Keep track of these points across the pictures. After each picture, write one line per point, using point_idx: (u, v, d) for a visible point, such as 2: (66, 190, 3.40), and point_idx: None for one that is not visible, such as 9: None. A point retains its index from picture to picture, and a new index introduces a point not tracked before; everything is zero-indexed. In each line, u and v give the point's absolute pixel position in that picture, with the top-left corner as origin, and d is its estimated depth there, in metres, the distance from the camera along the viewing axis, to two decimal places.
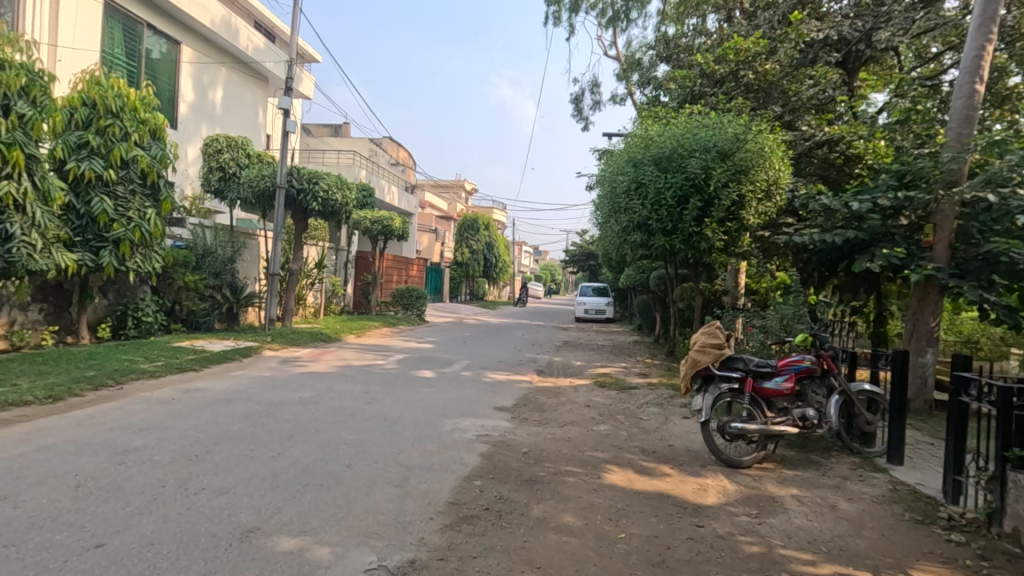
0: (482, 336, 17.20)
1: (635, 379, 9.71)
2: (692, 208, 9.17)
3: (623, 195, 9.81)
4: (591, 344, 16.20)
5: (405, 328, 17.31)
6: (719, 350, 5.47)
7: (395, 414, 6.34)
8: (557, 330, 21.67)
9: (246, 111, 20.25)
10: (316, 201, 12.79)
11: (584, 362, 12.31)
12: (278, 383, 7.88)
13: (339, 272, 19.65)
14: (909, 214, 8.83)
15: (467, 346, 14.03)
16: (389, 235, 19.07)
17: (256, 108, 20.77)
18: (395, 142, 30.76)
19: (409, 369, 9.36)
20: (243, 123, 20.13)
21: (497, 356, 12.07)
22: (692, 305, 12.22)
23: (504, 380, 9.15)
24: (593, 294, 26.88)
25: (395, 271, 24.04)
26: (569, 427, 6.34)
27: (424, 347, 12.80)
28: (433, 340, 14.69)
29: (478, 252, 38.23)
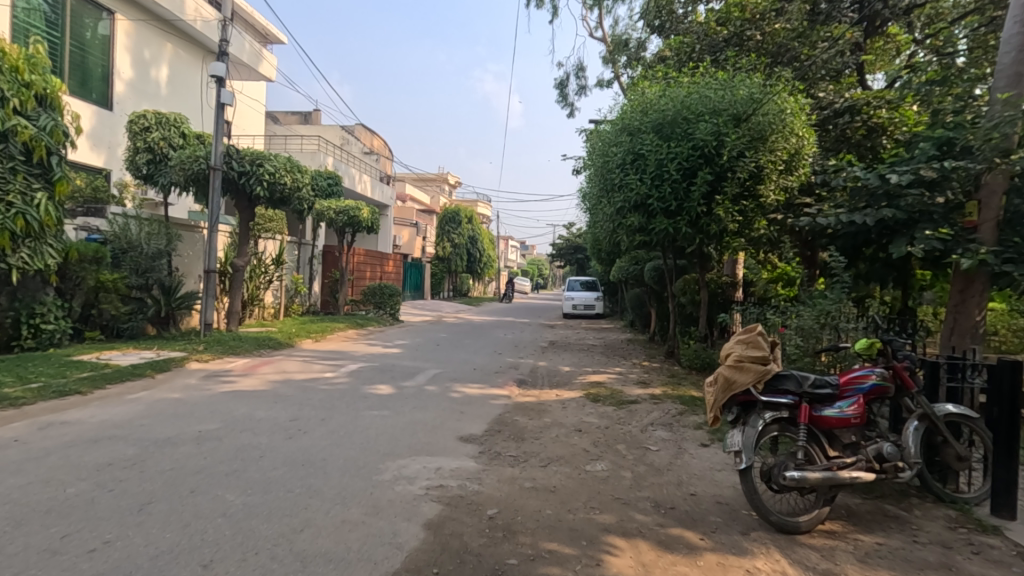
0: (460, 337, 15.56)
1: (633, 389, 8.16)
2: (701, 183, 7.57)
3: (618, 169, 8.19)
4: (581, 345, 14.62)
5: (374, 330, 15.63)
6: (762, 366, 3.86)
7: (321, 455, 4.71)
8: (543, 328, 20.12)
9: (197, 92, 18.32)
10: (260, 185, 11.05)
11: (573, 367, 10.72)
12: (184, 408, 6.18)
13: (302, 268, 17.90)
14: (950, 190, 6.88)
15: (441, 350, 12.39)
16: (356, 227, 17.25)
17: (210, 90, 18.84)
18: (368, 130, 28.83)
19: (362, 384, 7.70)
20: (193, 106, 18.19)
21: (473, 363, 10.44)
22: (695, 300, 10.67)
23: (477, 395, 7.52)
24: (582, 288, 25.37)
25: (369, 267, 22.31)
26: (555, 469, 4.74)
27: (390, 353, 11.15)
28: (403, 344, 13.02)
29: (460, 246, 36.51)
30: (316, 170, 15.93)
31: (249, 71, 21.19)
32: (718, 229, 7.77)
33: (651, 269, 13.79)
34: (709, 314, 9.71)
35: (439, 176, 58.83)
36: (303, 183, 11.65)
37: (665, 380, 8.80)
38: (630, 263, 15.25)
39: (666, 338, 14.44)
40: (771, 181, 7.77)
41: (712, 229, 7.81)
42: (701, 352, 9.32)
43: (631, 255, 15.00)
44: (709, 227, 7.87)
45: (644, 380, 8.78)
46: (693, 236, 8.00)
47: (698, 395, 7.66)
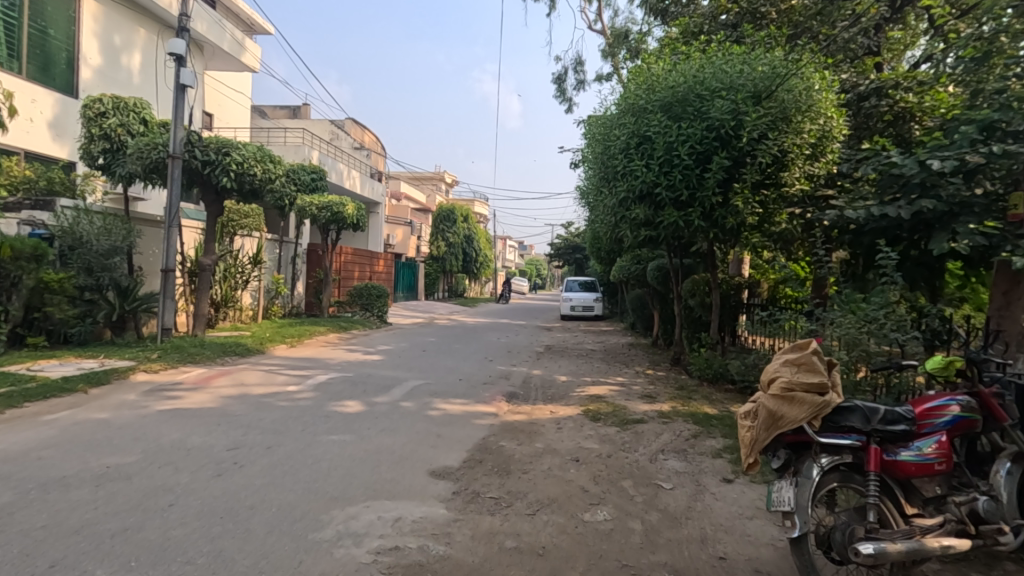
0: (449, 340, 14.59)
1: (638, 404, 7.20)
2: (716, 170, 6.62)
3: (621, 154, 7.23)
4: (579, 350, 13.63)
5: (359, 334, 14.65)
6: (820, 397, 2.90)
7: (251, 502, 3.73)
8: (539, 331, 19.16)
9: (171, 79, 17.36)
10: (227, 176, 10.06)
11: (569, 376, 9.75)
12: (107, 432, 5.19)
13: (284, 268, 16.99)
14: (990, 181, 5.83)
15: (427, 356, 11.42)
16: (341, 224, 16.22)
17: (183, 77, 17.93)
18: (359, 125, 27.83)
19: (328, 399, 6.72)
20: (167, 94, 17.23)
21: (460, 371, 9.48)
22: (704, 301, 9.73)
23: (461, 413, 6.55)
24: (580, 289, 24.41)
25: (357, 267, 21.34)
26: (545, 518, 3.78)
27: (370, 361, 10.18)
28: (386, 349, 12.05)
29: (456, 246, 35.54)
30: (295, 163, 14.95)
31: (231, 61, 20.19)
32: (734, 222, 6.81)
33: (655, 269, 12.86)
34: (718, 319, 8.79)
35: (435, 174, 57.89)
36: (275, 174, 10.67)
37: (674, 393, 7.83)
38: (631, 262, 14.30)
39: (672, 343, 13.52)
40: (795, 168, 6.80)
41: (728, 223, 6.85)
42: (712, 360, 8.36)
43: (632, 253, 14.05)
44: (724, 220, 6.91)
45: (650, 393, 7.81)
46: (706, 231, 7.05)
47: (713, 413, 6.70)
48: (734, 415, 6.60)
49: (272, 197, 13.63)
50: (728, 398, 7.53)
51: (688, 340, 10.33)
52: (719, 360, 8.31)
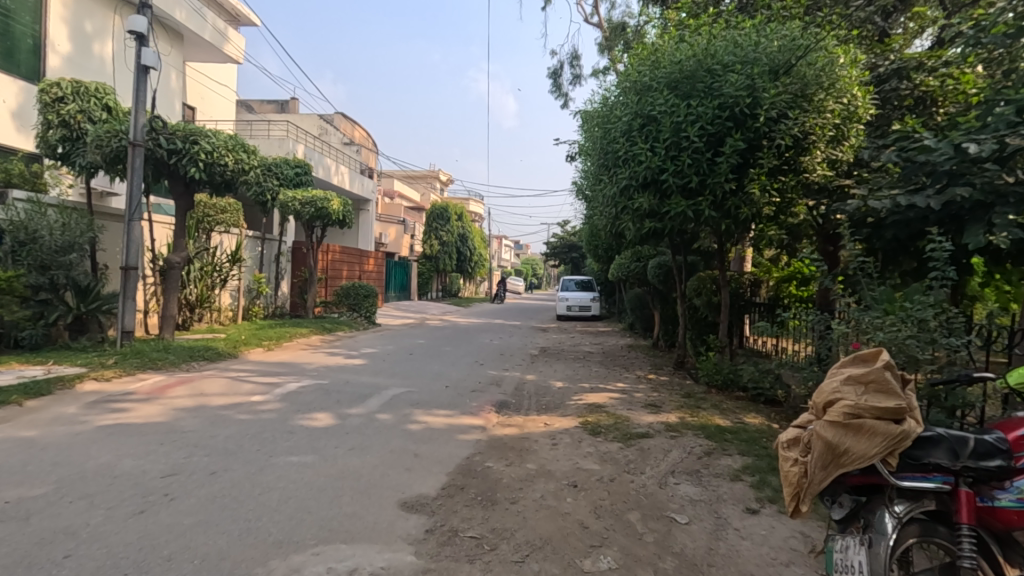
0: (440, 342, 13.86)
1: (642, 415, 6.49)
2: (730, 153, 5.91)
3: (624, 137, 6.51)
4: (576, 352, 12.91)
5: (344, 336, 13.92)
6: (895, 426, 2.20)
7: (168, 553, 2.99)
8: (534, 332, 18.45)
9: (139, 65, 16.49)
10: (196, 166, 9.30)
11: (566, 382, 9.05)
12: (25, 455, 4.44)
13: (266, 267, 16.39)
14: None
15: (414, 360, 10.69)
16: (325, 219, 15.46)
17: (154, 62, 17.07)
18: (349, 120, 27.04)
19: (294, 411, 5.98)
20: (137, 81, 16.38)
21: (447, 377, 8.76)
22: (710, 302, 9.03)
23: (444, 426, 5.83)
24: (577, 288, 23.71)
25: (345, 265, 20.59)
26: (536, 568, 3.07)
27: (351, 365, 9.45)
28: (371, 353, 11.33)
29: (449, 245, 34.78)
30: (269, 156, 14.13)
31: (213, 52, 19.39)
32: (750, 213, 6.09)
33: (656, 267, 12.20)
34: (727, 321, 8.04)
35: (430, 172, 57.15)
36: (246, 164, 9.91)
37: (680, 402, 7.13)
38: (630, 259, 13.61)
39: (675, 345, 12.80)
40: (818, 152, 6.08)
41: (743, 213, 6.12)
42: (722, 366, 7.66)
43: (632, 250, 13.35)
44: (737, 210, 6.18)
45: (654, 402, 7.11)
46: (718, 223, 6.33)
47: (726, 425, 6.00)
48: (749, 428, 5.91)
49: (250, 191, 12.90)
50: (740, 407, 6.84)
51: (692, 342, 9.67)
52: (730, 365, 7.62)
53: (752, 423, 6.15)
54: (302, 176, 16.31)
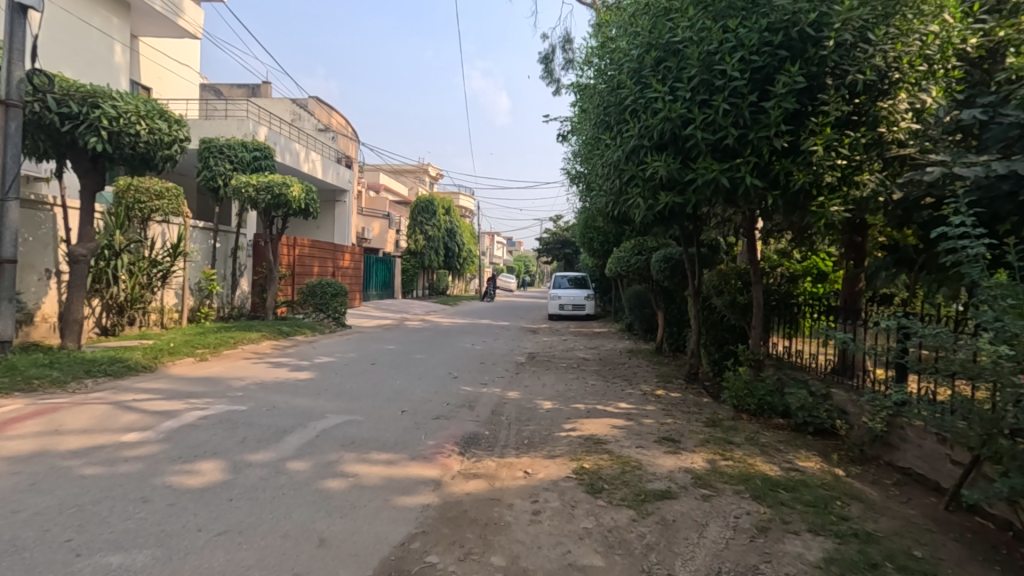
0: (413, 347, 12.13)
1: (656, 457, 4.81)
2: (783, 94, 4.22)
3: (634, 80, 4.84)
4: (568, 359, 11.22)
5: (303, 340, 12.16)
6: None
7: None
8: (522, 333, 16.77)
9: (69, 31, 14.59)
10: (97, 136, 7.47)
11: (556, 400, 7.35)
12: None
13: (219, 263, 14.57)
14: None
15: (377, 371, 8.98)
16: (285, 208, 13.59)
17: (90, 30, 15.16)
18: (324, 105, 25.15)
19: (170, 461, 4.23)
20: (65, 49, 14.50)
21: (408, 397, 7.03)
22: (728, 294, 7.20)
23: (381, 482, 4.11)
24: (570, 285, 22.02)
25: (317, 261, 18.81)
26: None
27: (293, 381, 7.71)
28: (327, 362, 9.60)
29: (435, 240, 32.97)
30: (201, 140, 13.79)
31: (167, 25, 17.48)
32: (807, 179, 4.39)
33: (660, 260, 10.60)
34: (756, 327, 6.33)
35: (420, 166, 55.35)
36: (163, 135, 8.09)
37: (704, 435, 5.44)
38: (630, 251, 11.96)
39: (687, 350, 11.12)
40: (902, 95, 4.38)
41: (797, 180, 4.42)
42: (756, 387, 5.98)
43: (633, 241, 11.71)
44: (788, 178, 4.49)
45: (670, 436, 5.42)
46: (761, 195, 4.65)
47: (775, 476, 4.31)
48: (807, 480, 4.24)
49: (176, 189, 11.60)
50: (785, 445, 5.16)
51: (704, 349, 8.58)
52: (767, 387, 5.91)
53: (808, 472, 4.47)
54: (261, 160, 14.58)
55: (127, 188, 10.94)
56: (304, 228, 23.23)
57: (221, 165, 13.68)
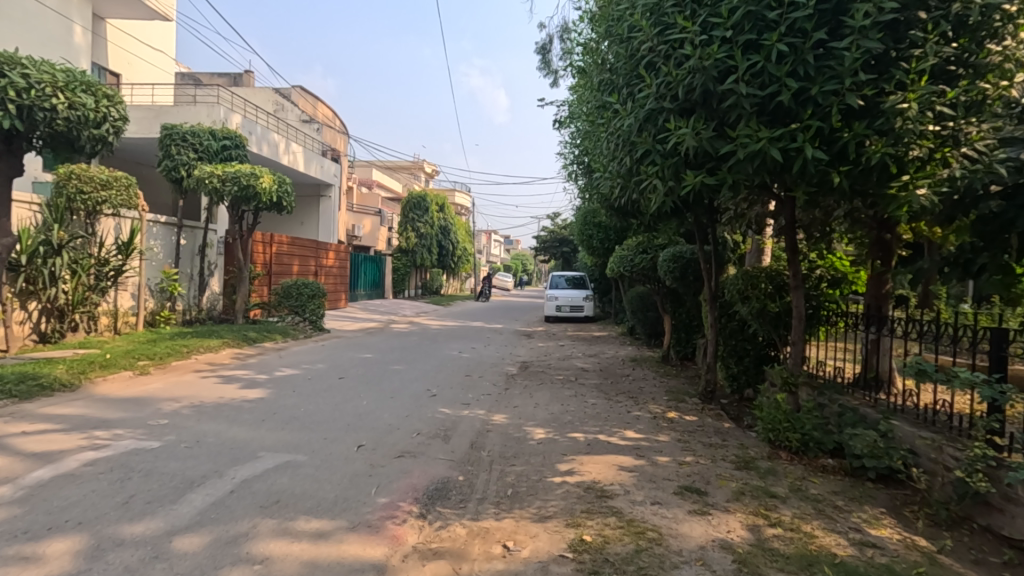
0: (394, 355, 10.94)
1: (681, 521, 3.62)
2: (864, 29, 3.14)
3: (652, 25, 3.75)
4: (566, 370, 10.04)
5: (272, 348, 10.96)
6: None
7: None
8: (516, 338, 15.60)
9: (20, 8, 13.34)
10: (2, 111, 6.27)
11: (550, 426, 6.17)
12: None
13: (184, 262, 13.35)
14: None
15: (346, 387, 7.79)
16: (254, 201, 12.35)
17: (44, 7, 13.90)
18: (308, 94, 23.81)
19: (4, 541, 3.01)
20: (16, 27, 13.26)
21: (372, 424, 5.84)
22: (746, 293, 5.97)
23: (299, 571, 2.92)
24: (568, 285, 20.84)
25: (296, 260, 17.60)
26: None
27: (240, 402, 6.52)
28: (289, 376, 8.40)
29: (427, 237, 31.71)
30: (164, 126, 12.59)
31: (134, 5, 16.22)
32: (887, 153, 3.25)
33: (668, 259, 9.46)
34: (793, 343, 5.16)
35: (414, 163, 54.07)
36: (88, 112, 6.90)
37: (737, 484, 4.26)
38: (635, 249, 10.77)
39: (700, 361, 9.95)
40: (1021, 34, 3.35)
41: (874, 152, 3.31)
42: (792, 417, 4.85)
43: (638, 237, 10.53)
44: (860, 150, 3.38)
45: (694, 484, 4.24)
46: (822, 173, 3.51)
47: (847, 558, 3.14)
48: (898, 566, 3.05)
49: (127, 178, 10.38)
50: (845, 500, 3.98)
51: (722, 369, 7.63)
52: (813, 420, 4.74)
53: (890, 548, 3.28)
54: (230, 149, 13.39)
55: (69, 178, 9.72)
56: (286, 225, 22.01)
57: (184, 153, 12.45)
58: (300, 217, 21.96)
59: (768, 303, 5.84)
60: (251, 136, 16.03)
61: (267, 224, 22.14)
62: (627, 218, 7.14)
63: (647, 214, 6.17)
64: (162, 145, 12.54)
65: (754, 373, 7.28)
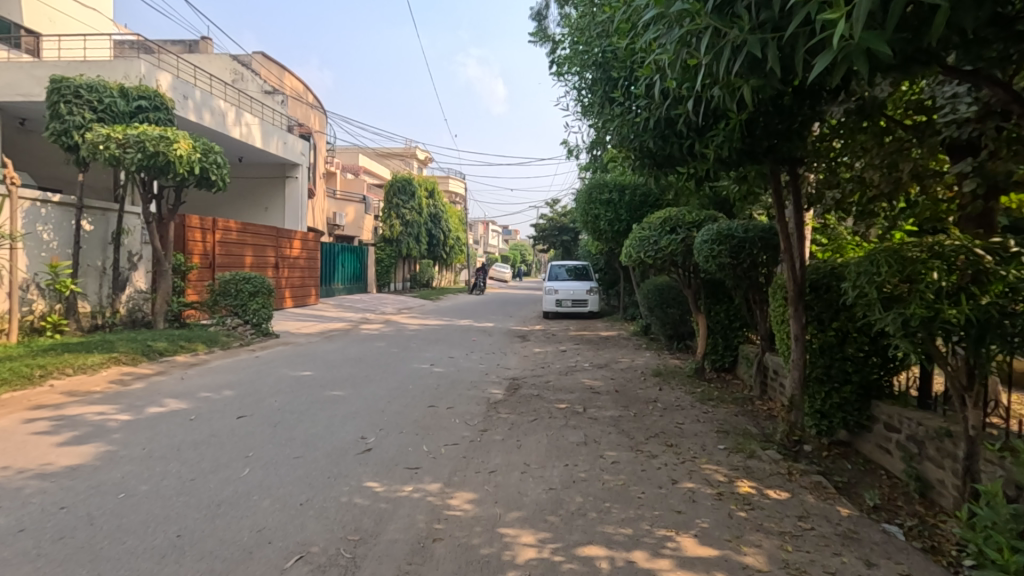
0: (343, 371, 8.34)
1: None
2: None
3: None
4: (569, 392, 7.43)
5: (181, 364, 8.35)
6: None
7: None
8: (509, 340, 13.01)
9: None
10: None
11: (543, 523, 3.58)
12: None
13: (94, 252, 10.74)
14: None
15: (239, 432, 5.18)
16: (167, 173, 9.64)
17: None
18: (270, 60, 20.90)
19: None
20: None
21: (222, 536, 3.24)
22: (889, 273, 3.36)
23: None
24: (569, 277, 18.21)
25: (248, 249, 14.95)
26: None
27: (28, 477, 3.92)
28: (167, 413, 5.76)
29: (414, 224, 28.96)
30: (51, 78, 9.83)
31: None
32: None
33: (709, 240, 6.88)
34: None
35: (407, 151, 51.15)
36: None
37: None
38: (658, 228, 8.09)
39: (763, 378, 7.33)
40: None
41: None
42: None
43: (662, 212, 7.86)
44: None
45: None
46: None
47: None
48: None
49: None
50: None
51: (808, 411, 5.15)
52: None
53: None
54: (145, 111, 10.73)
55: None
56: (248, 211, 19.34)
57: (78, 113, 9.73)
58: (264, 203, 19.29)
59: (923, 304, 3.20)
60: (186, 100, 13.37)
61: (227, 211, 19.48)
62: (637, 173, 4.81)
63: (665, 148, 4.18)
64: (49, 102, 9.78)
65: (857, 410, 4.92)
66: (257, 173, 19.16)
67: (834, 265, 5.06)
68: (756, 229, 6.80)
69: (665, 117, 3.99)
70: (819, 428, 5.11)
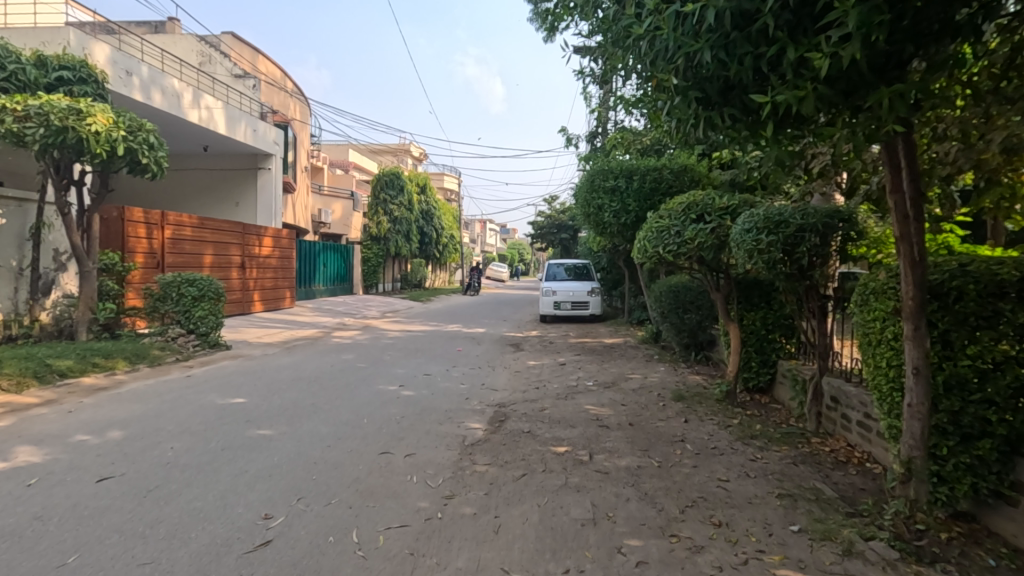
0: (287, 396, 6.67)
1: None
2: None
3: None
4: (569, 426, 5.78)
5: (85, 389, 6.68)
6: None
7: None
8: (501, 349, 11.38)
9: None
10: None
11: None
12: None
13: (8, 248, 9.11)
14: None
15: (82, 511, 3.49)
16: (84, 152, 8.06)
17: None
18: (240, 41, 19.18)
19: None
20: None
21: None
22: None
23: None
24: (568, 276, 16.60)
25: (207, 247, 13.27)
26: None
27: None
28: (5, 472, 4.09)
29: (403, 220, 27.31)
30: None
31: None
32: None
33: (754, 228, 5.22)
34: None
35: (400, 146, 49.48)
36: None
37: None
38: (680, 217, 6.44)
39: (819, 408, 5.64)
40: None
41: None
42: None
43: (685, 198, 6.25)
44: None
45: None
46: None
47: None
48: None
49: None
50: None
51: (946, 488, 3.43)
52: None
53: None
54: (68, 84, 9.12)
55: None
56: (217, 206, 17.65)
57: None
58: (234, 197, 17.60)
59: None
60: (130, 76, 11.70)
61: (193, 206, 17.78)
62: (676, 127, 3.21)
63: (729, 70, 2.61)
64: None
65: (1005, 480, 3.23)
66: (226, 164, 17.50)
67: (963, 262, 3.41)
68: (818, 212, 5.10)
69: (736, 8, 2.45)
70: (947, 509, 3.40)
